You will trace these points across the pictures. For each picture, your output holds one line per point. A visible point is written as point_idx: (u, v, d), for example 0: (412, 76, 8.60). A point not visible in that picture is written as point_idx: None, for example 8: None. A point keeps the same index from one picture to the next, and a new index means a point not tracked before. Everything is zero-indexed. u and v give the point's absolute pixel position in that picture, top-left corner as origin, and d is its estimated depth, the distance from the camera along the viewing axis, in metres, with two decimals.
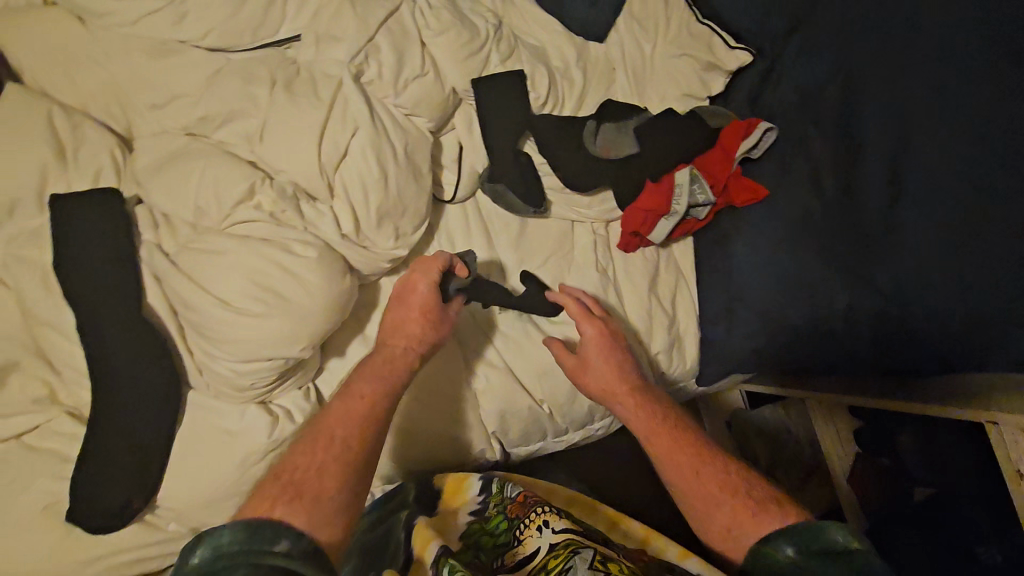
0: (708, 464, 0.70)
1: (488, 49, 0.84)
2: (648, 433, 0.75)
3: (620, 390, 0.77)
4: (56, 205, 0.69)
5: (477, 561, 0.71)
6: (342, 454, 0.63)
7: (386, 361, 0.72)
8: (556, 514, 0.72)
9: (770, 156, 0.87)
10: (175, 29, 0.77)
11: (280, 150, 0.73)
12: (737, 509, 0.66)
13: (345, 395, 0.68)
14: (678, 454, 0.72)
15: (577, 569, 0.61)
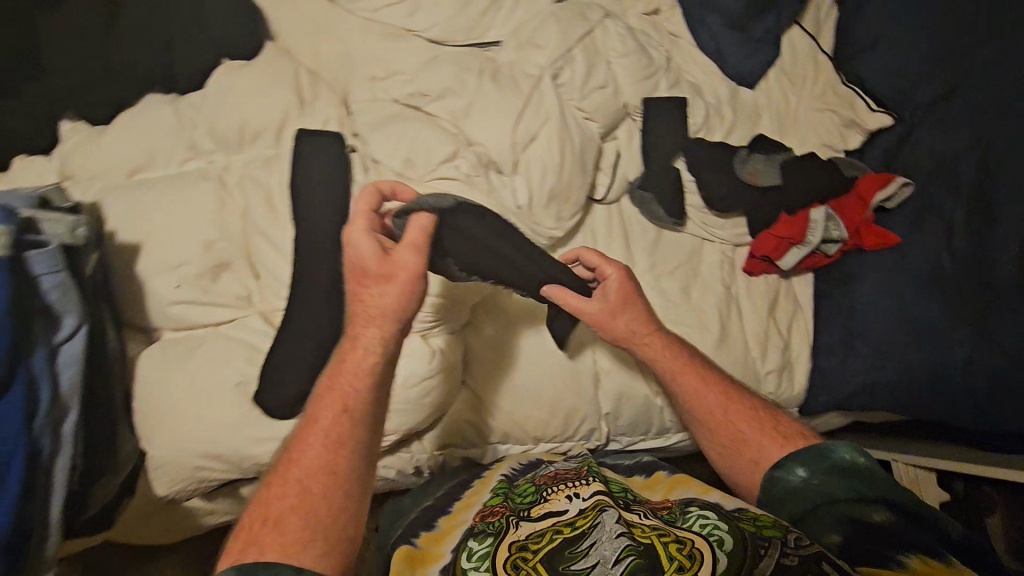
0: (738, 405, 0.81)
1: (659, 76, 0.96)
2: (679, 375, 0.83)
3: (648, 334, 0.85)
4: (298, 137, 0.83)
5: (504, 507, 0.77)
6: (311, 479, 0.60)
7: (347, 368, 0.66)
8: (584, 485, 0.78)
9: (903, 208, 0.95)
10: (405, 20, 0.92)
11: (481, 126, 0.85)
12: (770, 438, 0.78)
13: (308, 425, 0.64)
14: (710, 399, 0.82)
15: (605, 524, 0.68)
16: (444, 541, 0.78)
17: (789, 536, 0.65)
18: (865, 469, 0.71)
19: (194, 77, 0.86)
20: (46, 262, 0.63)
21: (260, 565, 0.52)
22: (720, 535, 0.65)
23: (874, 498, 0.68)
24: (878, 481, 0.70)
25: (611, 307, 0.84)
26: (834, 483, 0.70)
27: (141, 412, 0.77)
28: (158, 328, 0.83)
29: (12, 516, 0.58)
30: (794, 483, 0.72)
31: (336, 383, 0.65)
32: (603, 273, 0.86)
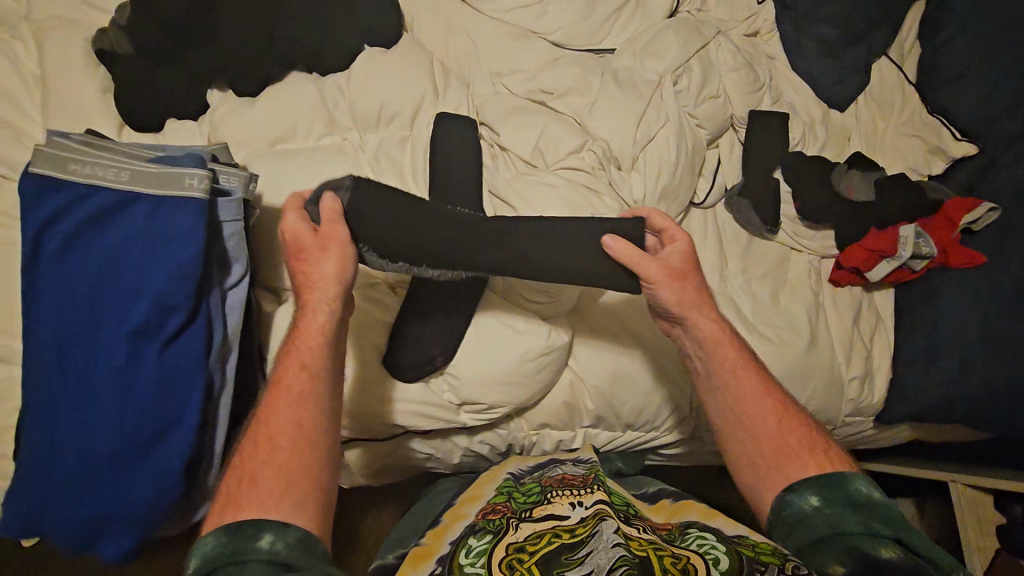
0: (791, 416, 0.73)
1: (764, 93, 1.03)
2: (739, 369, 0.75)
3: (704, 314, 0.75)
4: (438, 121, 0.89)
5: (507, 508, 0.76)
6: (276, 444, 0.61)
7: (305, 336, 0.66)
8: (588, 494, 0.76)
9: (989, 231, 0.99)
10: (533, 22, 0.98)
11: (604, 123, 0.90)
12: (809, 459, 0.70)
13: (273, 392, 0.64)
14: (761, 399, 0.74)
15: (603, 533, 0.66)
16: (446, 534, 0.76)
17: (788, 563, 0.61)
18: (880, 506, 0.65)
19: (341, 59, 0.91)
20: (229, 211, 0.68)
21: (226, 531, 0.55)
22: (717, 554, 0.64)
23: (887, 536, 0.63)
24: (896, 522, 0.64)
25: (675, 275, 0.74)
26: (846, 515, 0.64)
27: (275, 366, 0.81)
28: (288, 290, 0.87)
29: (193, 440, 0.63)
30: (802, 507, 0.67)
31: (293, 352, 0.66)
32: (670, 236, 0.76)
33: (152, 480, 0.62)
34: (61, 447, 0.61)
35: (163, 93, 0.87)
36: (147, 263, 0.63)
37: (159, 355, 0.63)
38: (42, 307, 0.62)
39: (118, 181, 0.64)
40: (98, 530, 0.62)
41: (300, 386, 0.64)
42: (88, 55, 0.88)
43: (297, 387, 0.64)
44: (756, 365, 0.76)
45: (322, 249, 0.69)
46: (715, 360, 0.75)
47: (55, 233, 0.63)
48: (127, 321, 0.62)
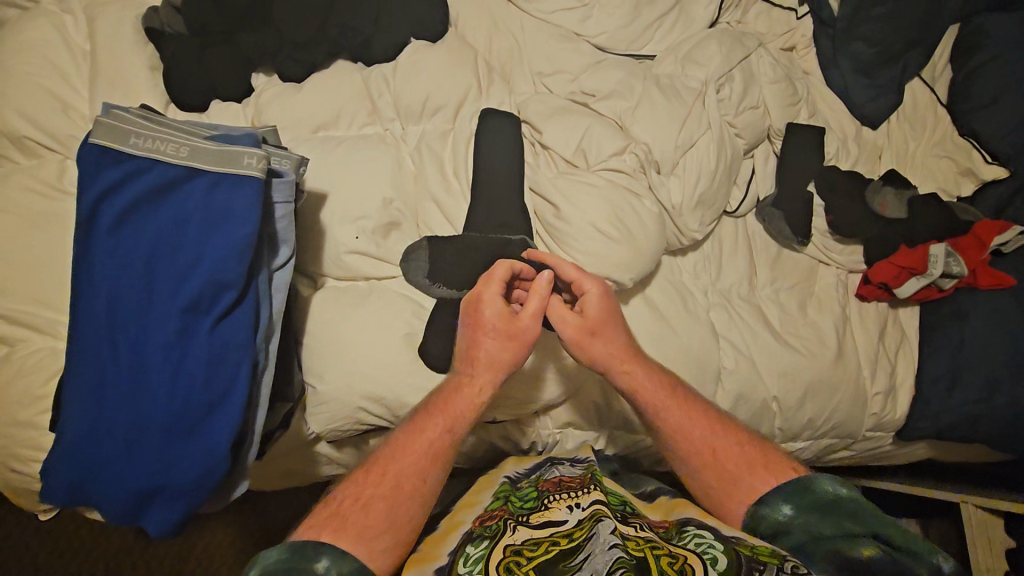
0: (725, 438, 0.78)
1: (801, 107, 1.04)
2: (663, 410, 0.79)
3: (619, 360, 0.79)
4: (483, 115, 0.90)
5: (503, 511, 0.75)
6: (399, 484, 0.70)
7: (459, 399, 0.75)
8: (585, 495, 0.76)
9: (1018, 254, 1.00)
10: (578, 25, 0.99)
11: (647, 127, 0.91)
12: (762, 474, 0.74)
13: (413, 431, 0.74)
14: (693, 429, 0.78)
15: (600, 535, 0.66)
16: (444, 542, 0.74)
17: (786, 564, 0.62)
18: (853, 508, 0.68)
19: (389, 50, 0.92)
20: (282, 191, 0.68)
21: (305, 545, 0.63)
22: (715, 554, 0.63)
23: (861, 534, 0.65)
24: (867, 518, 0.66)
25: (587, 328, 0.78)
26: (821, 520, 0.67)
27: (311, 350, 0.81)
28: (323, 276, 0.87)
29: (240, 419, 0.63)
30: (777, 521, 0.70)
31: (445, 405, 0.75)
32: (582, 287, 0.79)
33: (199, 456, 0.62)
34: (114, 416, 0.62)
35: (212, 74, 0.88)
36: (204, 239, 0.64)
37: (212, 329, 0.63)
38: (100, 277, 0.63)
39: (178, 156, 0.65)
40: (145, 502, 0.63)
41: (432, 438, 0.73)
42: (139, 32, 0.88)
43: (425, 436, 0.73)
44: (679, 397, 0.80)
45: (490, 314, 0.75)
46: (640, 405, 0.79)
47: (114, 205, 0.63)
48: (183, 295, 0.63)
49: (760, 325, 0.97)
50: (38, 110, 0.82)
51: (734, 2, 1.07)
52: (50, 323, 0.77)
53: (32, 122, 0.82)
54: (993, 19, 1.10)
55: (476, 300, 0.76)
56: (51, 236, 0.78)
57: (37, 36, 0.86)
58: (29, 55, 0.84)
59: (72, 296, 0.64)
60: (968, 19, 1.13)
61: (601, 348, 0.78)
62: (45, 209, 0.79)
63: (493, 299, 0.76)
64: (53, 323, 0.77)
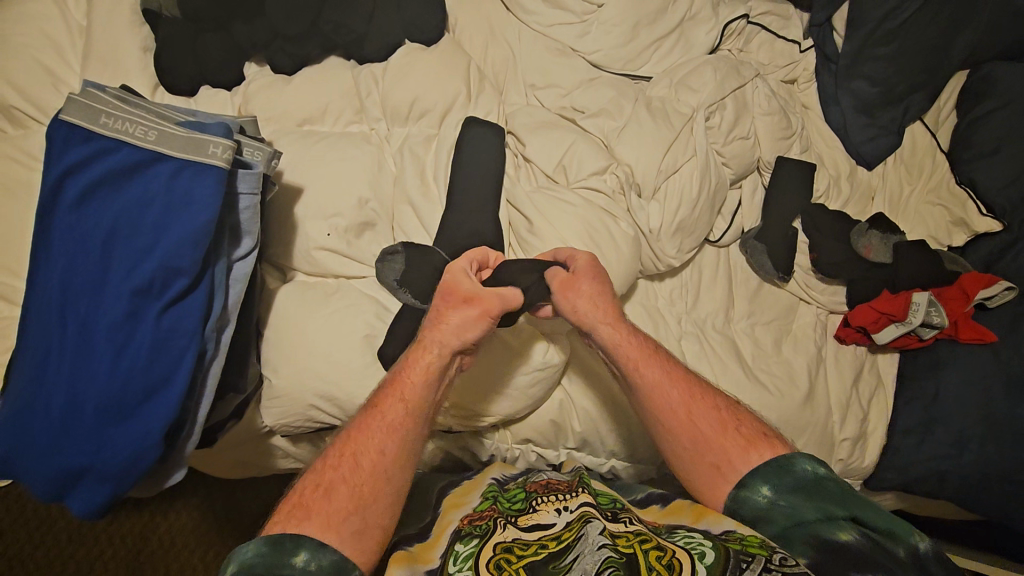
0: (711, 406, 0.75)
1: (794, 141, 1.03)
2: (644, 367, 0.76)
3: (603, 312, 0.78)
4: (466, 123, 0.89)
5: (493, 510, 0.74)
6: (362, 464, 0.68)
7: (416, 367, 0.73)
8: (573, 498, 0.74)
9: (1004, 310, 0.98)
10: (575, 40, 0.99)
11: (631, 148, 0.90)
12: (747, 447, 0.72)
13: (372, 413, 0.71)
14: (673, 394, 0.75)
15: (589, 536, 0.65)
16: (435, 545, 0.74)
17: (775, 554, 0.61)
18: (833, 487, 0.66)
19: (381, 50, 0.92)
20: (247, 183, 0.68)
21: (278, 539, 0.61)
22: (704, 550, 0.62)
23: (842, 517, 0.64)
24: (849, 499, 0.65)
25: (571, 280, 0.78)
26: (802, 503, 0.66)
27: (270, 343, 0.81)
28: (293, 270, 0.87)
29: (176, 407, 0.63)
30: (760, 505, 0.68)
31: (399, 381, 0.72)
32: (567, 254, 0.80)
33: (134, 440, 0.62)
34: (54, 391, 0.62)
35: (204, 62, 0.88)
36: (161, 224, 0.64)
37: (159, 315, 0.64)
38: (56, 254, 0.64)
39: (145, 140, 0.65)
40: (76, 480, 0.63)
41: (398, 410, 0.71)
42: (136, 13, 0.89)
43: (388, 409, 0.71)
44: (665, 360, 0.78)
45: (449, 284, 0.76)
46: (622, 362, 0.77)
47: (77, 182, 0.64)
48: (134, 278, 0.63)
49: (730, 358, 0.95)
50: (27, 82, 0.83)
51: (736, 30, 1.06)
52: (13, 293, 0.77)
53: (21, 94, 0.83)
54: (1001, 69, 1.08)
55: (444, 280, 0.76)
56: (22, 207, 0.79)
57: (34, 8, 0.87)
58: (25, 27, 0.86)
59: (28, 270, 0.64)
60: (976, 66, 1.11)
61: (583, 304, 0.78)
62: (22, 179, 0.80)
63: (452, 278, 0.76)
64: (15, 292, 0.78)
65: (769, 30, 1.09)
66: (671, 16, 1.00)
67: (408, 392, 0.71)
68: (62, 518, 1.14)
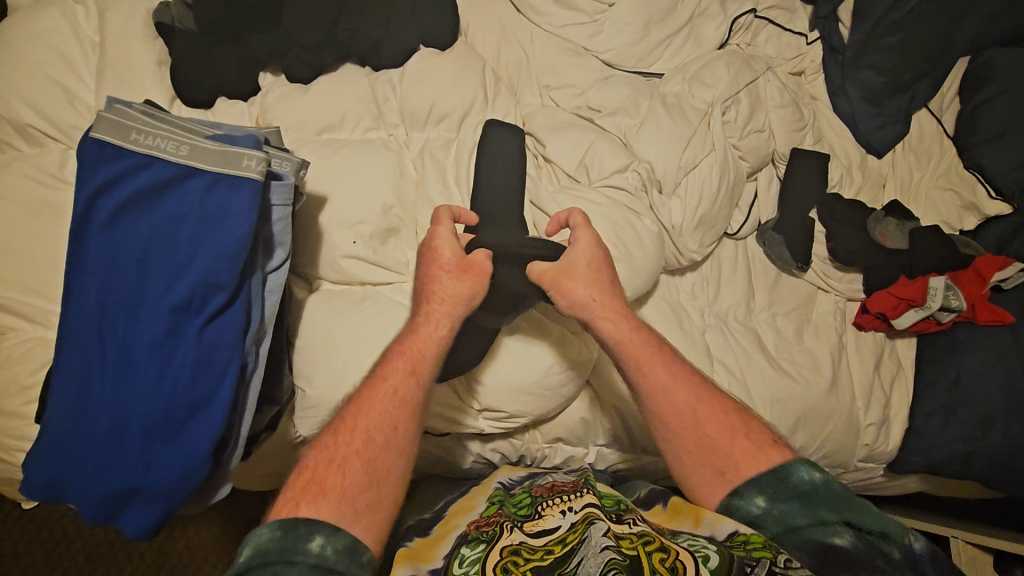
0: (715, 409, 0.75)
1: (806, 132, 1.04)
2: (647, 367, 0.77)
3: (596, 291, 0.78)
4: (487, 126, 0.89)
5: (499, 515, 0.75)
6: (373, 435, 0.69)
7: (416, 341, 0.75)
8: (578, 497, 0.74)
9: (1019, 291, 0.99)
10: (587, 40, 0.99)
11: (651, 146, 0.91)
12: (750, 454, 0.71)
13: (377, 384, 0.72)
14: (674, 393, 0.76)
15: (591, 538, 0.66)
16: (438, 545, 0.74)
17: (779, 557, 0.61)
18: (826, 491, 0.67)
19: (398, 56, 0.92)
20: (280, 195, 0.68)
21: (293, 519, 0.60)
22: (707, 552, 0.63)
23: (834, 521, 0.65)
24: (840, 504, 0.65)
25: (566, 267, 0.78)
26: (793, 511, 0.66)
27: (302, 352, 0.81)
28: (319, 279, 0.87)
29: (222, 422, 0.62)
30: (752, 514, 0.68)
31: (400, 354, 0.74)
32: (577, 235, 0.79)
33: (182, 458, 0.61)
34: (98, 412, 0.62)
35: (221, 73, 0.88)
36: (197, 239, 0.64)
37: (200, 330, 0.63)
38: (91, 274, 0.63)
39: (177, 154, 0.65)
40: (123, 503, 0.62)
41: (394, 388, 0.72)
42: (149, 27, 0.89)
43: (388, 384, 0.72)
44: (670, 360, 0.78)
45: (447, 254, 0.77)
46: (625, 357, 0.77)
47: (110, 201, 0.63)
48: (173, 294, 0.62)
49: (755, 349, 0.96)
50: (44, 101, 0.82)
51: (744, 25, 1.07)
52: (42, 313, 0.77)
53: (38, 112, 0.82)
54: (1003, 54, 1.10)
55: (431, 244, 0.78)
56: (47, 228, 0.78)
57: (46, 26, 0.86)
58: (38, 45, 0.85)
59: (63, 290, 0.64)
60: (979, 52, 1.12)
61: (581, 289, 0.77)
62: (45, 198, 0.79)
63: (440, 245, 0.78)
64: (44, 313, 0.77)
65: (776, 23, 1.09)
66: (681, 12, 1.01)
67: (410, 359, 0.74)
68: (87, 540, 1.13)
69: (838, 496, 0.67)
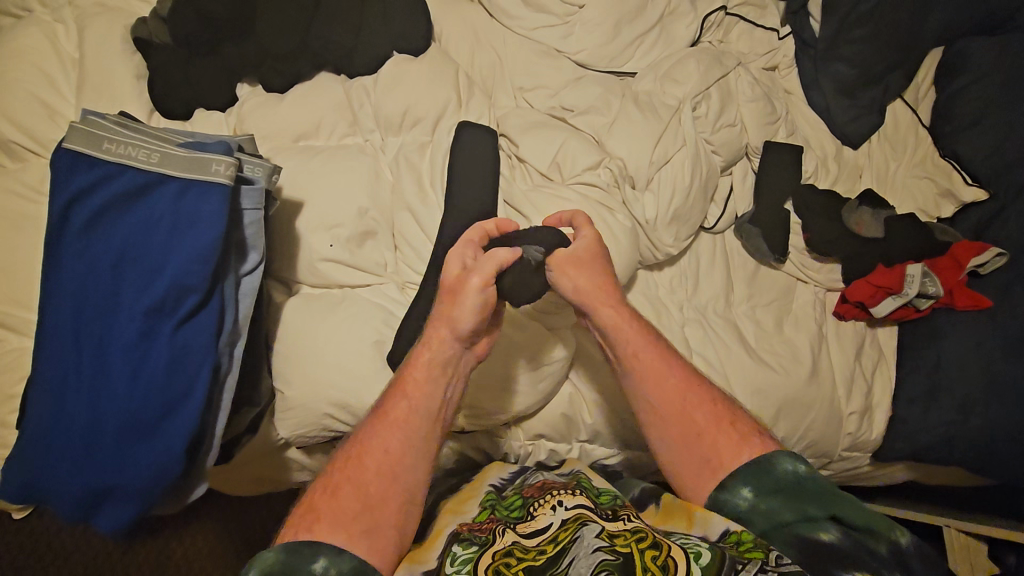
0: (705, 400, 0.76)
1: (780, 125, 1.05)
2: (643, 356, 0.78)
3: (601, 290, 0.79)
4: (460, 128, 0.91)
5: (492, 519, 0.74)
6: (376, 461, 0.69)
7: (419, 363, 0.74)
8: (570, 494, 0.74)
9: (997, 275, 1.00)
10: (560, 41, 1.01)
11: (623, 143, 0.92)
12: (732, 448, 0.73)
13: (380, 416, 0.72)
14: (668, 386, 0.77)
15: (585, 539, 0.66)
16: (432, 546, 0.74)
17: (771, 555, 0.63)
18: (816, 490, 0.68)
19: (372, 63, 0.94)
20: (251, 199, 0.70)
21: (304, 539, 0.62)
22: (700, 550, 0.64)
23: (820, 517, 0.66)
24: (828, 499, 0.67)
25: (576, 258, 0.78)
26: (781, 507, 0.68)
27: (280, 355, 0.82)
28: (298, 283, 0.88)
29: (196, 421, 0.64)
30: (744, 515, 0.69)
31: (404, 378, 0.73)
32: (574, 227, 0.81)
33: (155, 455, 0.63)
34: (75, 414, 0.63)
35: (197, 85, 0.90)
36: (171, 243, 0.65)
37: (174, 332, 0.65)
38: (67, 280, 0.64)
39: (149, 162, 0.66)
40: (99, 501, 0.64)
41: (400, 411, 0.72)
42: (128, 43, 0.91)
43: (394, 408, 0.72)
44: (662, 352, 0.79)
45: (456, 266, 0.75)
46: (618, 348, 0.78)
47: (84, 209, 0.65)
48: (147, 298, 0.64)
49: (735, 340, 0.97)
50: (25, 116, 0.85)
51: (716, 22, 1.08)
52: (24, 323, 0.78)
53: (18, 126, 0.84)
54: (975, 43, 1.10)
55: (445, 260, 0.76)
56: (28, 240, 0.80)
57: (27, 44, 0.88)
58: (20, 63, 0.87)
59: (39, 295, 0.65)
60: (951, 42, 1.13)
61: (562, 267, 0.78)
62: (25, 211, 0.81)
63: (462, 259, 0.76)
64: (25, 322, 0.78)
65: (747, 20, 1.11)
66: (651, 12, 1.03)
67: (411, 389, 0.73)
68: (78, 551, 1.13)
69: (828, 491, 0.68)
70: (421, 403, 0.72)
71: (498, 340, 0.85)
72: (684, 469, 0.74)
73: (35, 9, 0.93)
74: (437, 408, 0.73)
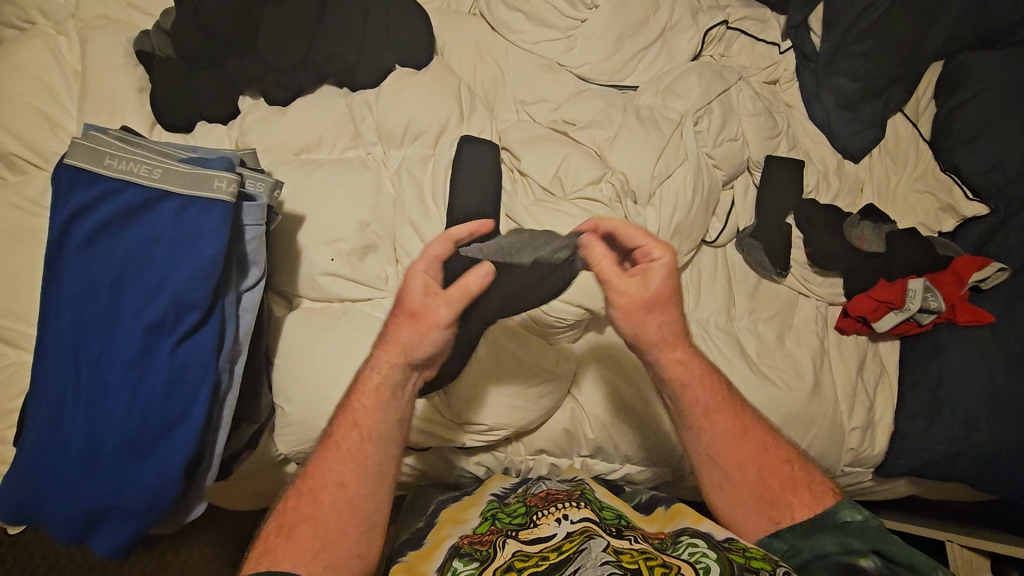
0: (774, 460, 0.75)
1: (781, 138, 1.05)
2: (716, 412, 0.75)
3: (671, 340, 0.72)
4: (461, 141, 0.91)
5: (492, 531, 0.74)
6: (332, 493, 0.68)
7: (366, 391, 0.70)
8: (575, 508, 0.73)
9: (999, 290, 1.00)
10: (562, 56, 1.01)
11: (625, 157, 0.92)
12: (796, 508, 0.73)
13: (328, 446, 0.70)
14: (737, 445, 0.75)
15: (591, 551, 0.65)
16: (430, 558, 0.74)
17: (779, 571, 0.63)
18: (860, 526, 0.70)
19: (373, 76, 0.94)
20: (252, 215, 0.70)
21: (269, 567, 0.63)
22: (709, 563, 0.63)
23: (862, 548, 0.68)
24: (870, 536, 0.69)
25: (646, 304, 0.69)
26: (823, 539, 0.70)
27: (280, 369, 0.82)
28: (298, 296, 0.88)
29: (195, 440, 0.64)
30: (786, 550, 0.71)
31: (352, 407, 0.71)
32: (645, 254, 0.70)
33: (156, 474, 0.63)
34: (73, 432, 0.63)
35: (199, 97, 0.90)
36: (171, 260, 0.65)
37: (173, 350, 0.65)
38: (66, 297, 0.64)
39: (150, 178, 0.66)
40: (99, 520, 0.64)
41: (351, 440, 0.70)
42: (130, 56, 0.91)
43: (346, 440, 0.70)
44: (731, 407, 0.76)
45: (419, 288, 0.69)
46: (690, 405, 0.75)
47: (85, 225, 0.65)
48: (147, 315, 0.64)
49: (736, 355, 0.96)
50: (27, 129, 0.84)
51: (717, 36, 1.08)
52: (23, 337, 0.77)
53: (19, 139, 0.84)
54: (975, 57, 1.11)
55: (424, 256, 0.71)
56: (29, 252, 0.79)
57: (29, 57, 0.88)
58: (23, 76, 0.87)
59: (39, 311, 0.65)
60: (952, 56, 1.13)
61: (619, 291, 0.69)
62: (25, 223, 0.80)
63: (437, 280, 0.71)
64: (24, 336, 0.78)
65: (749, 33, 1.11)
66: (653, 26, 1.03)
67: (359, 415, 0.70)
68: (75, 565, 1.12)
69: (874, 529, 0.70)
70: (377, 429, 0.70)
71: (503, 359, 0.84)
72: (738, 518, 0.75)
73: (38, 21, 0.94)
74: (392, 428, 0.71)
